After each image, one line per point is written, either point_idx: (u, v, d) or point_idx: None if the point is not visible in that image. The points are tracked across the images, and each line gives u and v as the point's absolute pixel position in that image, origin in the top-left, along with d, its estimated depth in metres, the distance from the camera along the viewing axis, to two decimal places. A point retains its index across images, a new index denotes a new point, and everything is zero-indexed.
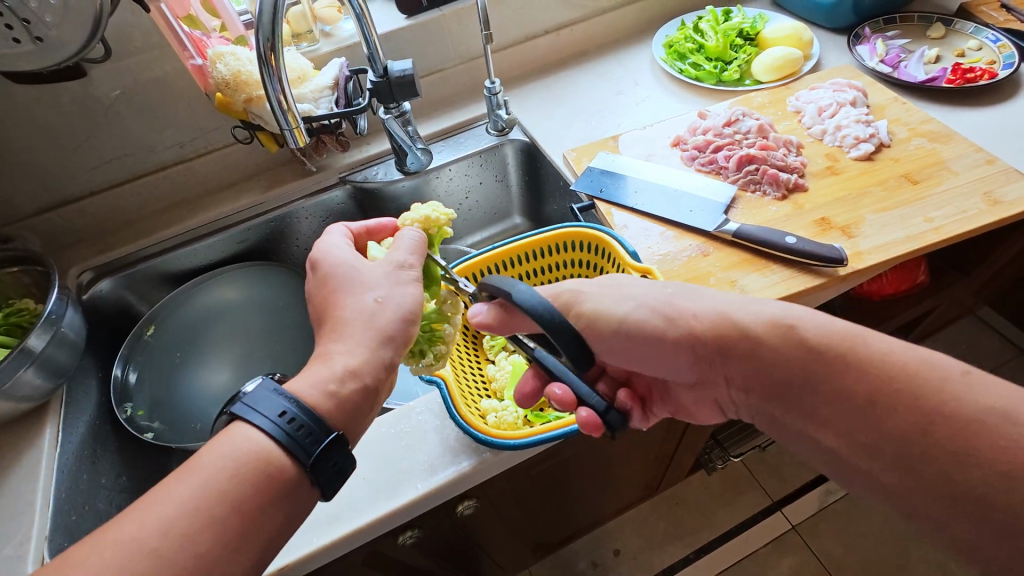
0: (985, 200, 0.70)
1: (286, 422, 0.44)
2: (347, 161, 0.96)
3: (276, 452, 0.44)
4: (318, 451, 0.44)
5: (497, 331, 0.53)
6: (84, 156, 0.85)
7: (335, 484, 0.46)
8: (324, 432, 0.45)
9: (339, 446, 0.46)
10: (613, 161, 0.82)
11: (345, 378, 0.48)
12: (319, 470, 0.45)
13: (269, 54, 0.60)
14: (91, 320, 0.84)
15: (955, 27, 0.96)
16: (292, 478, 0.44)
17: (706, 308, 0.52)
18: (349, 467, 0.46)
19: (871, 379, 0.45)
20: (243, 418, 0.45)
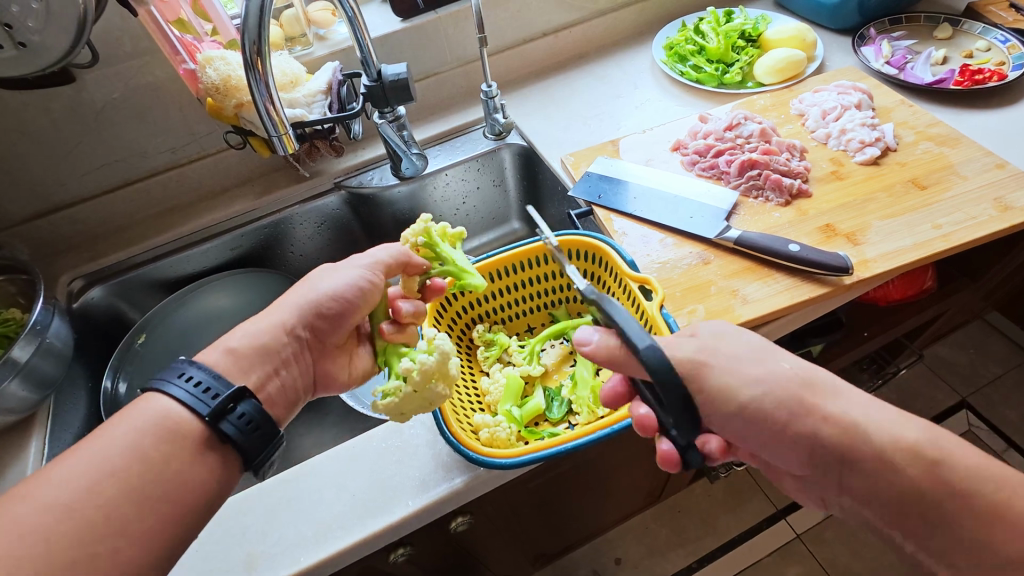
0: (996, 206, 0.68)
1: (194, 387, 0.47)
2: (341, 166, 0.94)
3: (181, 413, 0.46)
4: (219, 405, 0.47)
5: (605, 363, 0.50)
6: (74, 163, 0.84)
7: (250, 442, 0.48)
8: (224, 387, 0.48)
9: (243, 401, 0.48)
10: (612, 165, 0.81)
11: (243, 342, 0.52)
12: (223, 424, 0.47)
13: (255, 58, 0.58)
14: (81, 328, 0.82)
15: (963, 27, 0.94)
16: (200, 435, 0.46)
17: (747, 377, 0.48)
18: (265, 426, 0.48)
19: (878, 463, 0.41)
20: (154, 388, 0.47)
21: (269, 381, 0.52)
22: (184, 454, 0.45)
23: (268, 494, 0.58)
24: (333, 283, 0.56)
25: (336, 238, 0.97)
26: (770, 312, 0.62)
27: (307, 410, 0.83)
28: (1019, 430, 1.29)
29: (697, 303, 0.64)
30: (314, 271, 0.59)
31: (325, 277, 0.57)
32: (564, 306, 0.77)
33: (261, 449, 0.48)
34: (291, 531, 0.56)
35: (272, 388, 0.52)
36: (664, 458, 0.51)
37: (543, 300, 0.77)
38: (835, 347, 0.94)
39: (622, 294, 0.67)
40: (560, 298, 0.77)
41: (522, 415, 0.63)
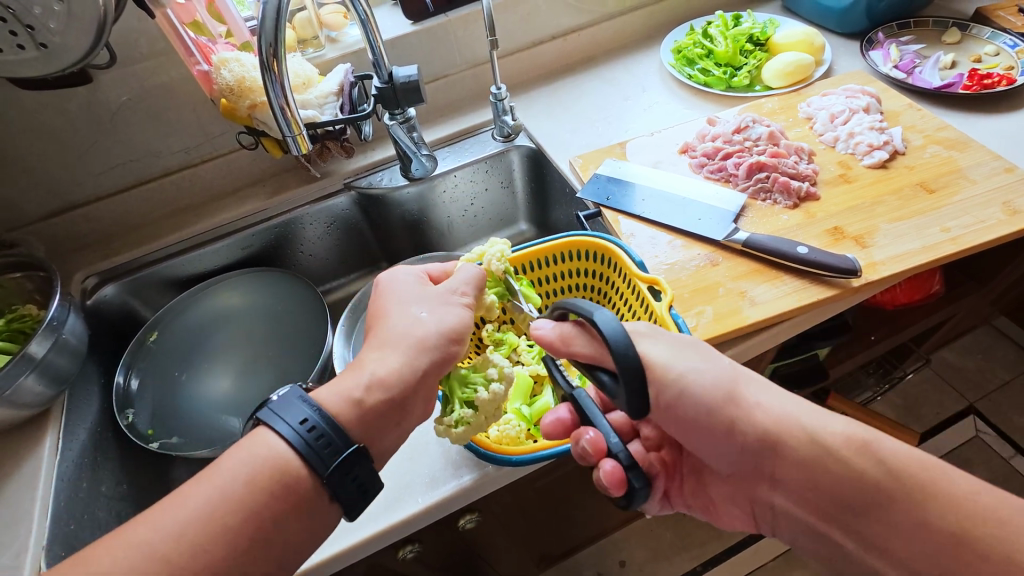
0: (1004, 210, 0.68)
1: (307, 431, 0.45)
2: (351, 166, 0.95)
3: (293, 459, 0.45)
4: (335, 463, 0.45)
5: (559, 351, 0.52)
6: (90, 162, 0.86)
7: (355, 497, 0.46)
8: (342, 443, 0.46)
9: (357, 460, 0.46)
10: (620, 168, 0.81)
11: (373, 388, 0.49)
12: (338, 483, 0.45)
13: (272, 60, 0.59)
14: (93, 325, 0.83)
15: (971, 32, 0.94)
16: (309, 487, 0.45)
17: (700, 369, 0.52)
18: (369, 483, 0.46)
19: (761, 399, 0.52)
20: (266, 422, 0.46)
21: (390, 432, 0.50)
22: (292, 508, 0.44)
23: None
24: (451, 322, 0.53)
25: (345, 238, 0.98)
26: (780, 313, 0.63)
27: None
28: None
29: (705, 304, 0.64)
30: (422, 300, 0.55)
31: (436, 309, 0.54)
32: None
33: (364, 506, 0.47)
34: None
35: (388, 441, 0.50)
36: (606, 478, 0.50)
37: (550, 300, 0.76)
38: (843, 351, 0.94)
39: (631, 296, 0.67)
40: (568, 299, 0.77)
41: (531, 413, 0.63)
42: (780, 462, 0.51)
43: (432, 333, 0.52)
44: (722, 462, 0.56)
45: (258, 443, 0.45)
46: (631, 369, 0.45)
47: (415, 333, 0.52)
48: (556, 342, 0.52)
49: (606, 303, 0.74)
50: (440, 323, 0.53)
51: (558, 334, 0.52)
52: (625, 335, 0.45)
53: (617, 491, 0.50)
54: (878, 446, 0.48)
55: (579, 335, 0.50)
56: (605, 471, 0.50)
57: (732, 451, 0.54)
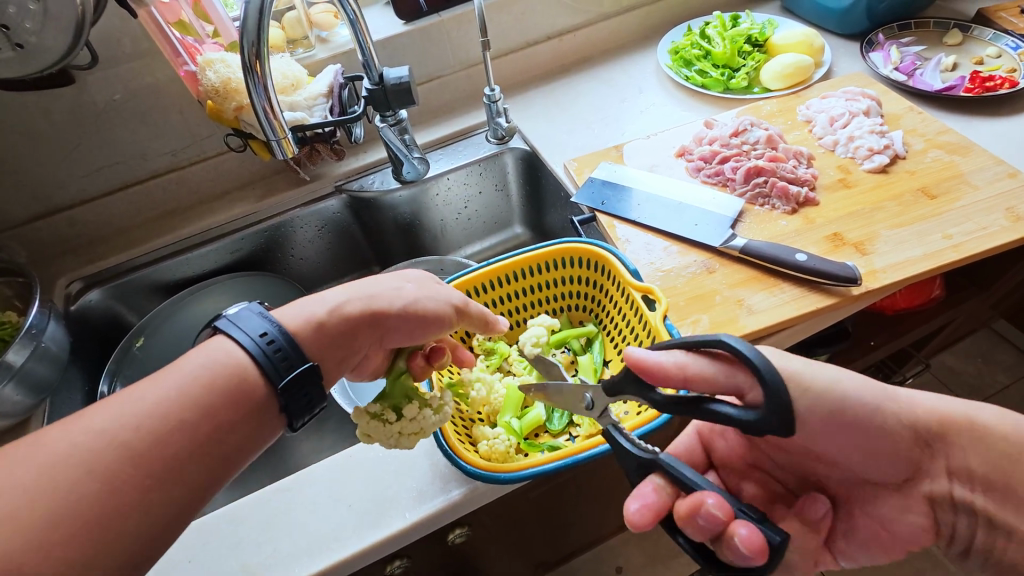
0: (1008, 216, 0.67)
1: (266, 344, 0.44)
2: (343, 169, 0.93)
3: (249, 367, 0.43)
4: (290, 377, 0.44)
5: (676, 380, 0.46)
6: (74, 165, 0.84)
7: (302, 406, 0.45)
8: (300, 360, 0.44)
9: (311, 378, 0.44)
10: (616, 172, 0.80)
11: (334, 316, 0.48)
12: (289, 396, 0.44)
13: (254, 61, 0.58)
14: (78, 331, 0.82)
15: (973, 33, 0.92)
16: (261, 394, 0.43)
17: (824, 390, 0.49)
18: (318, 400, 0.46)
19: (916, 399, 0.50)
20: (224, 332, 0.44)
21: (336, 366, 0.48)
22: (243, 414, 0.42)
23: (266, 503, 0.57)
24: (425, 301, 0.51)
25: (337, 241, 0.97)
26: (777, 322, 0.61)
27: None
28: None
29: (700, 313, 0.63)
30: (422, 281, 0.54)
31: (423, 289, 0.52)
32: (564, 314, 0.75)
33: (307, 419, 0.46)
34: (283, 545, 0.54)
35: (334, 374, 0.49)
36: (748, 542, 0.41)
37: (542, 309, 0.74)
38: (841, 357, 0.93)
39: (625, 304, 0.66)
40: (561, 307, 0.75)
41: (522, 426, 0.61)
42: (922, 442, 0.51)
43: (401, 303, 0.50)
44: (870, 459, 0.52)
45: (213, 352, 0.43)
46: (781, 396, 0.39)
47: (386, 295, 0.50)
48: (671, 372, 0.46)
49: (599, 312, 0.72)
50: (411, 299, 0.51)
51: (673, 366, 0.45)
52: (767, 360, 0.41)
53: (758, 560, 0.41)
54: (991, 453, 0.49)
55: (689, 360, 0.45)
56: (743, 537, 0.41)
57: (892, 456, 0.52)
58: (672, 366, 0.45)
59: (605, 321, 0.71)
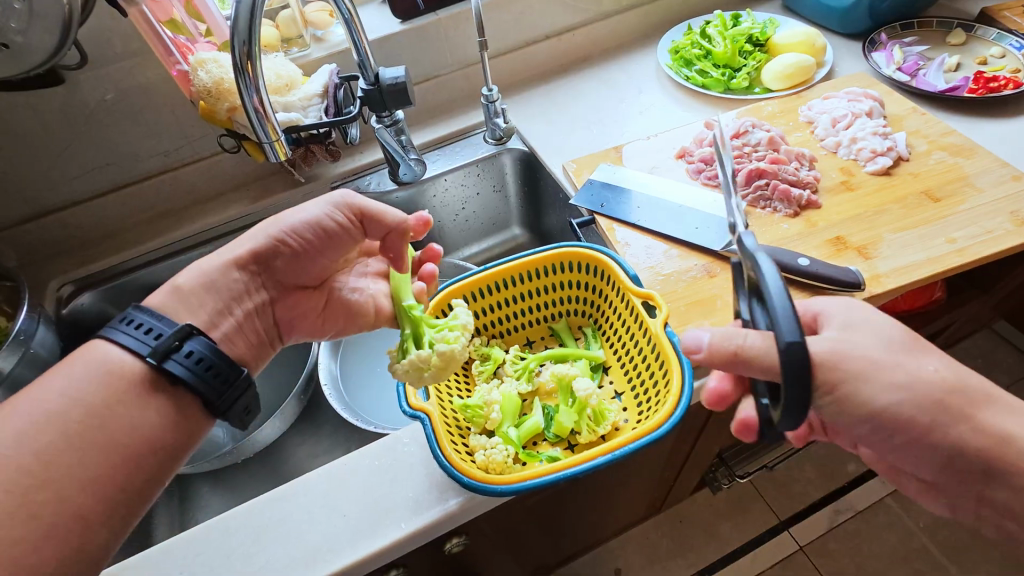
0: (1012, 220, 0.66)
1: (192, 363, 0.45)
2: (338, 170, 0.92)
3: (132, 363, 0.44)
4: (168, 348, 0.45)
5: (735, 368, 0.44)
6: (64, 166, 0.82)
7: (211, 389, 0.46)
8: (178, 330, 0.46)
9: (193, 340, 0.46)
10: (615, 173, 0.78)
11: (189, 277, 0.52)
12: (172, 368, 0.45)
13: (245, 61, 0.56)
14: (68, 335, 0.81)
15: (977, 33, 0.91)
16: (144, 376, 0.44)
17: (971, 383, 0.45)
18: (222, 366, 0.46)
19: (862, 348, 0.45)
20: (103, 336, 0.45)
21: (223, 320, 0.51)
22: (130, 396, 0.43)
23: (260, 512, 0.56)
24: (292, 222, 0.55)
25: None
26: None
27: (299, 421, 0.80)
28: None
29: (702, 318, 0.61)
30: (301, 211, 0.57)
31: (301, 212, 0.56)
32: (563, 319, 0.73)
33: (224, 390, 0.47)
34: (277, 555, 0.54)
35: (226, 327, 0.51)
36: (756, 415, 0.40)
37: (541, 314, 0.73)
38: None
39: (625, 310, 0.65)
40: (560, 311, 0.73)
41: (520, 436, 0.60)
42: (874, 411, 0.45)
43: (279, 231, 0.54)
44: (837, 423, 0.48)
45: (94, 356, 0.44)
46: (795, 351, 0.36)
47: (254, 235, 0.54)
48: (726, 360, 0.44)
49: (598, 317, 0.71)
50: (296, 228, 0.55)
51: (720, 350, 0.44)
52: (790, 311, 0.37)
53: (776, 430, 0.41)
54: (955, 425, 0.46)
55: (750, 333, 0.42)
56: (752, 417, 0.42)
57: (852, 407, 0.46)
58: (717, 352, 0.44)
59: (605, 326, 0.70)
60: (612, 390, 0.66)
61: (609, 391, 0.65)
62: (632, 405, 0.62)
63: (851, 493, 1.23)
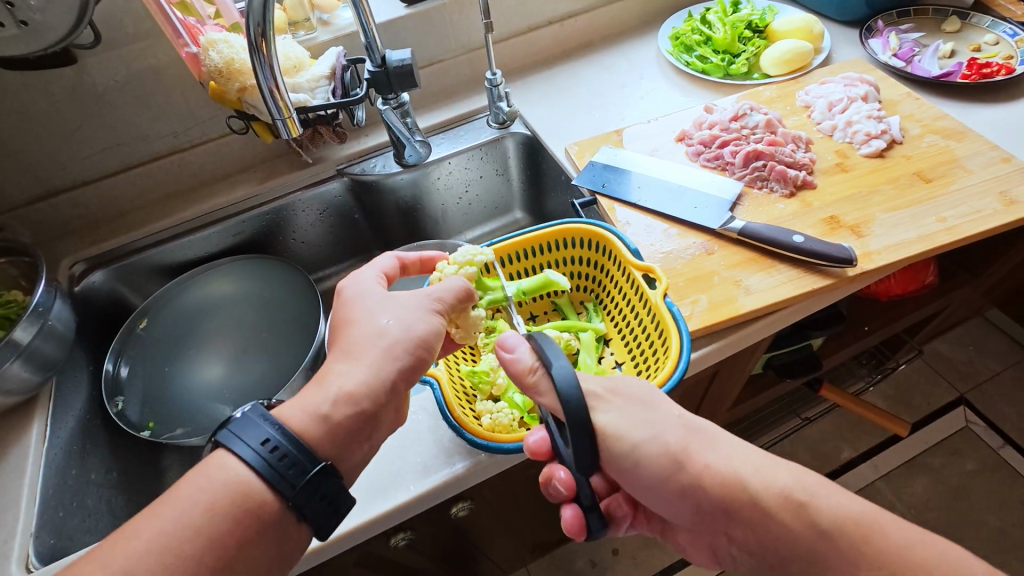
0: (1001, 200, 0.68)
1: (323, 501, 0.44)
2: (344, 153, 0.94)
3: (259, 484, 0.43)
4: (302, 483, 0.43)
5: (524, 380, 0.51)
6: (76, 146, 0.84)
7: (327, 520, 0.45)
8: (309, 462, 0.44)
9: (324, 478, 0.44)
10: (616, 155, 0.80)
11: (341, 401, 0.47)
12: (306, 504, 0.44)
13: (260, 40, 0.58)
14: (82, 312, 0.82)
15: (971, 20, 0.93)
16: (277, 511, 0.43)
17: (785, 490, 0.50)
18: (341, 501, 0.45)
19: (709, 460, 0.51)
20: (226, 448, 0.43)
21: (363, 447, 0.49)
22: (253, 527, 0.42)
23: None
24: (416, 330, 0.51)
25: (338, 225, 0.97)
26: (774, 302, 0.62)
27: None
28: (1016, 427, 1.29)
29: (699, 293, 0.64)
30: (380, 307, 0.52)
31: (408, 317, 0.51)
32: (565, 294, 0.76)
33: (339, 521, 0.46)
34: None
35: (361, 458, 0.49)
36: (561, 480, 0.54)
37: (543, 289, 0.75)
38: (834, 341, 0.94)
39: (626, 284, 0.67)
40: (562, 287, 0.76)
41: (524, 401, 0.63)
42: (734, 522, 0.51)
43: (397, 337, 0.50)
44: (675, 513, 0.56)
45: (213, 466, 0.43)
46: (582, 418, 0.46)
47: (371, 351, 0.49)
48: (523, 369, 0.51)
49: (599, 292, 0.74)
50: (406, 329, 0.50)
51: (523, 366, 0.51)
52: (580, 391, 0.46)
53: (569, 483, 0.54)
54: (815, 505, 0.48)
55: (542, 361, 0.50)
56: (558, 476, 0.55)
57: (687, 509, 0.54)
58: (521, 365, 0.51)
59: (605, 300, 0.72)
60: (613, 360, 0.69)
61: (609, 361, 0.68)
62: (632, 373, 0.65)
63: (843, 475, 1.26)
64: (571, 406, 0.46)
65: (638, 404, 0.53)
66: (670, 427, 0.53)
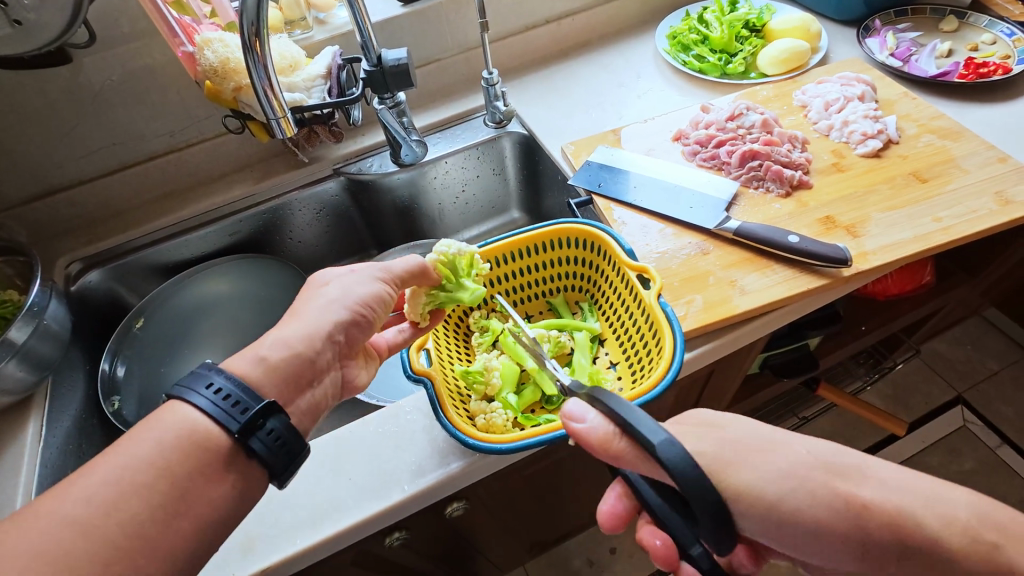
0: (997, 200, 0.68)
1: (272, 440, 0.43)
2: (340, 152, 0.93)
3: (207, 426, 0.42)
4: (246, 419, 0.42)
5: (601, 452, 0.45)
6: (71, 145, 0.84)
7: (280, 458, 0.43)
8: (253, 400, 0.43)
9: (271, 414, 0.43)
10: (612, 155, 0.80)
11: (276, 348, 0.46)
12: (252, 441, 0.42)
13: (254, 39, 0.58)
14: (79, 312, 0.82)
15: (969, 20, 0.93)
16: (225, 449, 0.42)
17: (849, 484, 0.44)
18: (292, 440, 0.43)
19: (868, 498, 0.43)
20: (173, 396, 0.42)
21: (302, 395, 0.47)
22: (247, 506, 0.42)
23: None
24: (356, 293, 0.51)
25: (335, 225, 0.97)
26: (769, 303, 0.62)
27: None
28: (1014, 427, 1.29)
29: (694, 294, 0.64)
30: (325, 279, 0.52)
31: (348, 284, 0.51)
32: (561, 295, 0.76)
33: (291, 461, 0.44)
34: (285, 516, 0.56)
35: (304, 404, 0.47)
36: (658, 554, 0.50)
37: (540, 290, 0.76)
38: (831, 340, 0.94)
39: (620, 284, 0.67)
40: (558, 287, 0.76)
41: (519, 402, 0.63)
42: (766, 526, 0.44)
43: (335, 299, 0.50)
44: (828, 563, 0.46)
45: None
46: (709, 496, 0.39)
47: (311, 314, 0.49)
48: (596, 440, 0.45)
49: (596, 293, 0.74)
50: (345, 294, 0.50)
51: (597, 434, 0.45)
52: (688, 458, 0.40)
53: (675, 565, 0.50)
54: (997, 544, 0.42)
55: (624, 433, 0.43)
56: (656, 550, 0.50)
57: (850, 562, 0.45)
58: (595, 432, 0.45)
59: (601, 300, 0.72)
60: (608, 360, 0.69)
61: (604, 361, 0.69)
62: (626, 373, 0.65)
63: None
64: (690, 482, 0.39)
65: (751, 451, 0.45)
66: (769, 473, 0.44)
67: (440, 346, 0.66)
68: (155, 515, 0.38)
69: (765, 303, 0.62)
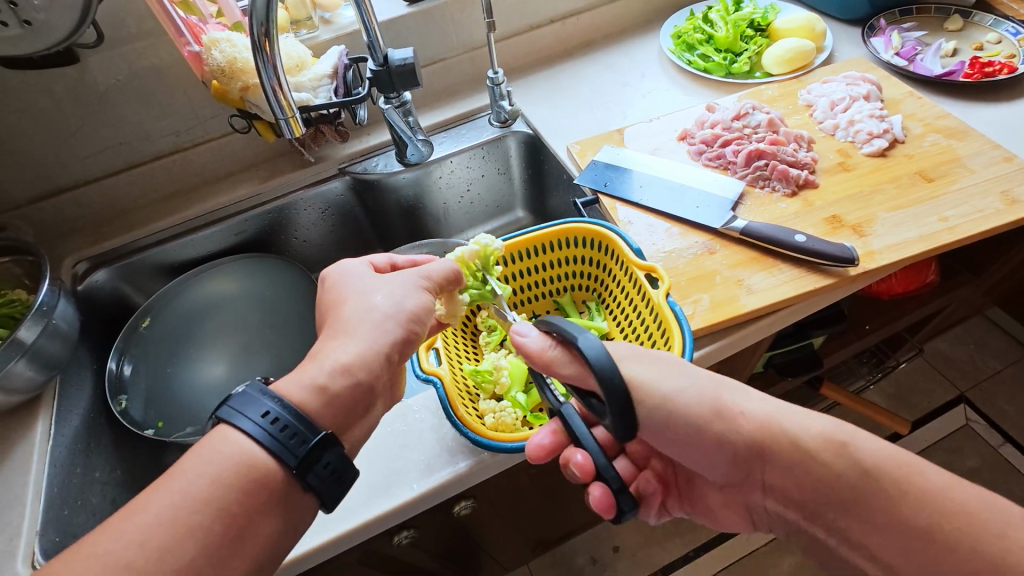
0: (1002, 200, 0.68)
1: (327, 472, 0.43)
2: (346, 152, 0.94)
3: (262, 457, 0.42)
4: (305, 452, 0.43)
5: (536, 362, 0.51)
6: (78, 145, 0.84)
7: (333, 490, 0.44)
8: (311, 431, 0.43)
9: (328, 446, 0.44)
10: (618, 154, 0.80)
11: (335, 374, 0.46)
12: (309, 473, 0.43)
13: (263, 40, 0.58)
14: (86, 311, 0.83)
15: (974, 19, 0.93)
16: (280, 482, 0.42)
17: (802, 429, 0.49)
18: (345, 471, 0.45)
19: (745, 407, 0.50)
20: (227, 422, 0.43)
21: (356, 423, 0.48)
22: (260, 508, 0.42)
23: None
24: (408, 304, 0.51)
25: (339, 224, 0.97)
26: (775, 302, 0.63)
27: None
28: (1016, 426, 1.29)
29: (702, 293, 0.64)
30: (370, 286, 0.53)
31: (399, 292, 0.52)
32: (567, 294, 0.76)
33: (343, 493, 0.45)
34: None
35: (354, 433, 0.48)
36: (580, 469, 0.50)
37: (546, 288, 0.76)
38: (835, 339, 0.94)
39: (627, 283, 0.67)
40: (564, 286, 0.76)
41: (528, 401, 0.63)
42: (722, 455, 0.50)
43: (388, 309, 0.50)
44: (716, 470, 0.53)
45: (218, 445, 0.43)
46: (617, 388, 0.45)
47: (369, 327, 0.49)
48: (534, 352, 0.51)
49: (602, 291, 0.74)
50: (398, 304, 0.51)
51: (536, 347, 0.51)
52: (609, 358, 0.46)
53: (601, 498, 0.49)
54: (852, 443, 0.47)
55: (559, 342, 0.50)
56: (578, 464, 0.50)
57: (721, 461, 0.52)
58: (534, 344, 0.51)
59: (607, 299, 0.72)
60: None
61: None
62: None
63: None
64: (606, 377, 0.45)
65: (660, 365, 0.51)
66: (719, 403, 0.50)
67: (448, 343, 0.66)
68: (171, 514, 0.39)
69: (773, 300, 0.63)
